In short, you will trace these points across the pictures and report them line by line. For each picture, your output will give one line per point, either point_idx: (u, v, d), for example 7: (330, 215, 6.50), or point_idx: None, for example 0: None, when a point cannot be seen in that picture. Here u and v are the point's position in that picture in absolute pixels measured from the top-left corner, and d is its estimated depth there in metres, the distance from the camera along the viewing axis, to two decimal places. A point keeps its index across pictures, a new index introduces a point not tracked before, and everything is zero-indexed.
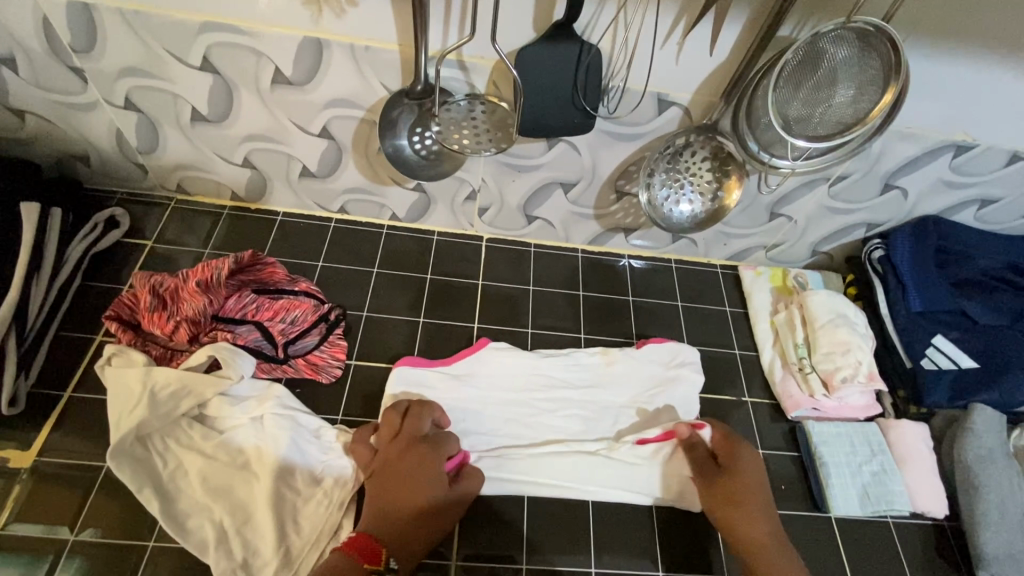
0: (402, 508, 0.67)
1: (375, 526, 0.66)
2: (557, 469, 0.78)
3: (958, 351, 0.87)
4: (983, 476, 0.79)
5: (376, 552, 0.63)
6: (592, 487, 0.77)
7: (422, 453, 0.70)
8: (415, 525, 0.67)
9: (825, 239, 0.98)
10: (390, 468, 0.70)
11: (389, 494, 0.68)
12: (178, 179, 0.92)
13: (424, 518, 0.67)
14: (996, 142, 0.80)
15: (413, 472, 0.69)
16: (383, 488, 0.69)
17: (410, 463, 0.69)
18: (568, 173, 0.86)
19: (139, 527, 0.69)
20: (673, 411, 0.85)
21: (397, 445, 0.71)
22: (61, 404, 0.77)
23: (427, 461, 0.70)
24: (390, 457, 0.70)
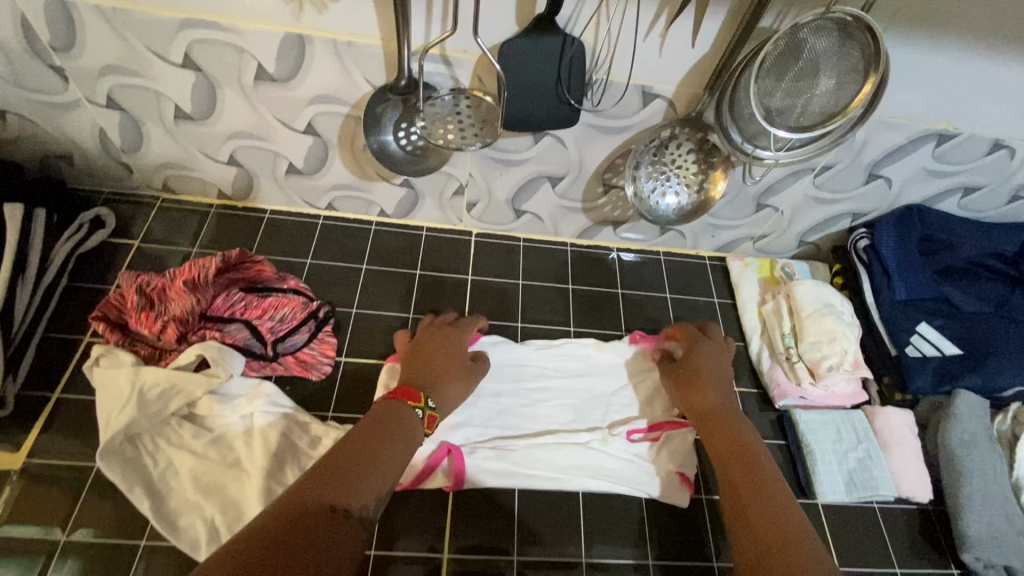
0: (433, 372, 0.73)
1: (411, 382, 0.71)
2: (547, 461, 0.79)
3: (942, 338, 0.88)
4: (967, 460, 0.80)
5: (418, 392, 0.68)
6: (583, 479, 0.78)
7: (452, 335, 0.79)
8: (444, 388, 0.73)
9: (811, 229, 0.99)
10: (421, 346, 0.77)
11: (420, 362, 0.74)
12: (164, 178, 0.92)
13: (449, 382, 0.74)
14: (978, 131, 0.81)
15: (442, 348, 0.77)
16: (415, 358, 0.75)
17: (438, 339, 0.78)
18: (555, 166, 0.87)
19: (130, 526, 0.70)
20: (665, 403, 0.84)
21: (429, 332, 0.79)
22: (49, 405, 0.76)
23: (453, 338, 0.79)
24: (423, 338, 0.78)
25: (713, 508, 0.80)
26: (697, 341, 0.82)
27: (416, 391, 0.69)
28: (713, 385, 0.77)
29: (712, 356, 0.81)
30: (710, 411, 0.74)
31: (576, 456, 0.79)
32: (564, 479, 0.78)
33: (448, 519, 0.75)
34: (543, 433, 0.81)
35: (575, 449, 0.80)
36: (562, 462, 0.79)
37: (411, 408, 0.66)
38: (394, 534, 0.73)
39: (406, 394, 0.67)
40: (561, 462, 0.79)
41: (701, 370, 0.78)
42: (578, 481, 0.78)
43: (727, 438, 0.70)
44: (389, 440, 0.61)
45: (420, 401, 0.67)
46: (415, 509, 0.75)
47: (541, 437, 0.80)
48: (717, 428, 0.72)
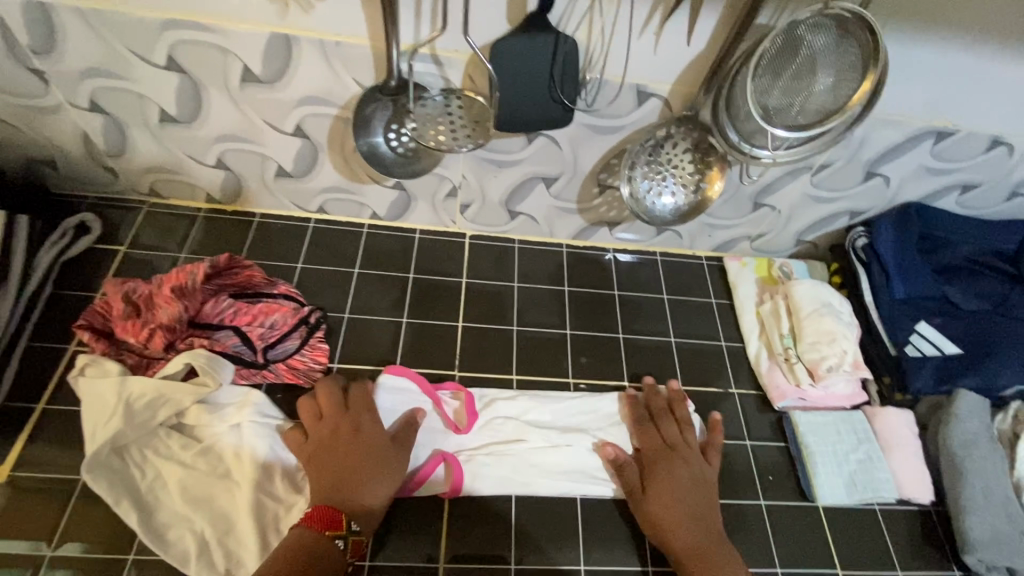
0: (355, 483, 0.67)
1: (328, 502, 0.66)
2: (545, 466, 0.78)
3: (942, 337, 0.88)
4: (968, 461, 0.79)
5: (337, 519, 0.64)
6: (581, 485, 0.77)
7: (370, 430, 0.72)
8: (365, 495, 0.67)
9: (808, 228, 0.98)
10: (336, 451, 0.69)
11: (336, 472, 0.68)
12: (151, 182, 0.90)
13: (374, 485, 0.68)
14: (976, 128, 0.80)
15: (362, 462, 0.69)
16: (330, 472, 0.68)
17: (355, 445, 0.70)
18: (549, 167, 0.85)
19: (118, 540, 0.68)
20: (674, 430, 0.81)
21: (338, 436, 0.71)
22: (34, 416, 0.74)
23: (375, 433, 0.72)
24: (330, 442, 0.70)
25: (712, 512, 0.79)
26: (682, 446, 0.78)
27: (335, 513, 0.64)
28: (674, 486, 0.73)
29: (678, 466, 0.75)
30: (668, 530, 0.70)
31: (573, 461, 0.78)
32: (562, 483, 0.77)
33: (444, 528, 0.74)
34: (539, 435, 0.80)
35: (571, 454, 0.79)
36: (559, 466, 0.78)
37: (329, 542, 0.62)
38: (388, 542, 0.72)
39: (325, 524, 0.63)
40: (558, 467, 0.78)
41: (671, 476, 0.74)
42: (576, 486, 0.77)
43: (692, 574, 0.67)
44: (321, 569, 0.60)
45: (340, 530, 0.63)
46: (409, 516, 0.74)
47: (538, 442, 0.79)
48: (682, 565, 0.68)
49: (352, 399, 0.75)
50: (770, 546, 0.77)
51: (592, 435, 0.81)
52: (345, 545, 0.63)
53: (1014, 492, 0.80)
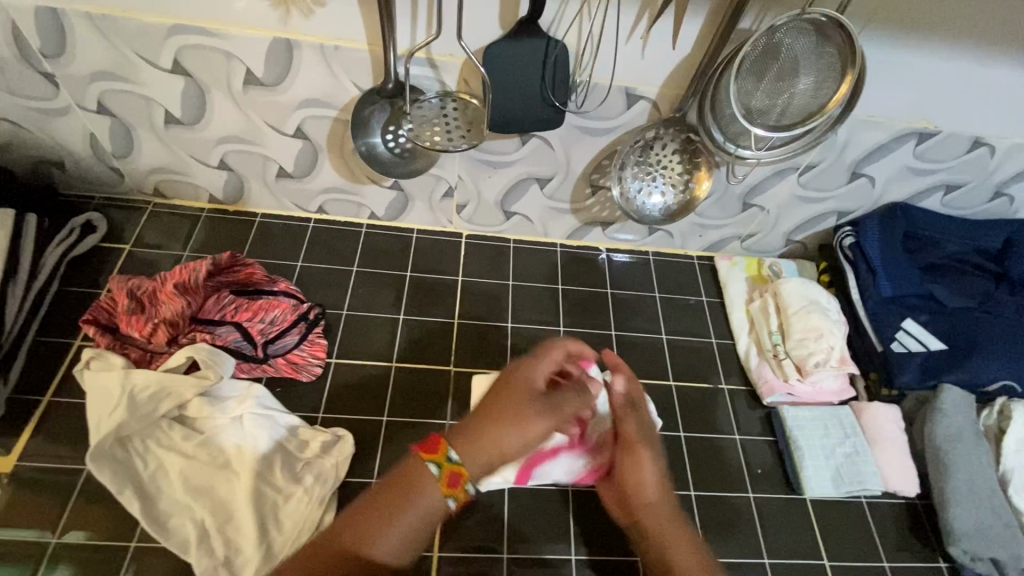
0: (504, 418, 0.59)
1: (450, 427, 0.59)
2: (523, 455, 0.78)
3: (927, 334, 0.89)
4: (952, 454, 0.81)
5: (435, 448, 0.57)
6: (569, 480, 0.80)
7: (533, 382, 0.63)
8: (501, 433, 0.58)
9: (797, 228, 1.00)
10: (503, 391, 0.61)
11: (487, 405, 0.60)
12: (155, 183, 0.92)
13: (517, 429, 0.59)
14: (957, 129, 0.82)
15: (519, 406, 0.60)
16: (485, 404, 0.60)
17: (516, 387, 0.61)
18: (542, 168, 0.88)
19: (121, 528, 0.70)
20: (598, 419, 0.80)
21: (514, 383, 0.62)
22: (40, 409, 0.77)
23: (528, 394, 0.61)
24: (510, 383, 0.62)
25: (701, 505, 0.80)
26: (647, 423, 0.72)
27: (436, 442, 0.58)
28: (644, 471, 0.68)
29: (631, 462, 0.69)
30: (649, 507, 0.66)
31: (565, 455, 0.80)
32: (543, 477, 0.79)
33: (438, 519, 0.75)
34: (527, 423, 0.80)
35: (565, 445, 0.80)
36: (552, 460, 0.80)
37: (420, 467, 0.56)
38: None
39: (425, 447, 0.57)
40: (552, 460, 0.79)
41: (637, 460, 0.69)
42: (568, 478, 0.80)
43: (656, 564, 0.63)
44: (384, 500, 0.55)
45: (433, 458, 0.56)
46: None
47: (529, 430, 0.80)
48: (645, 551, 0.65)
49: (567, 349, 0.67)
50: (758, 537, 0.79)
51: None
52: (439, 474, 0.56)
53: (998, 486, 0.81)
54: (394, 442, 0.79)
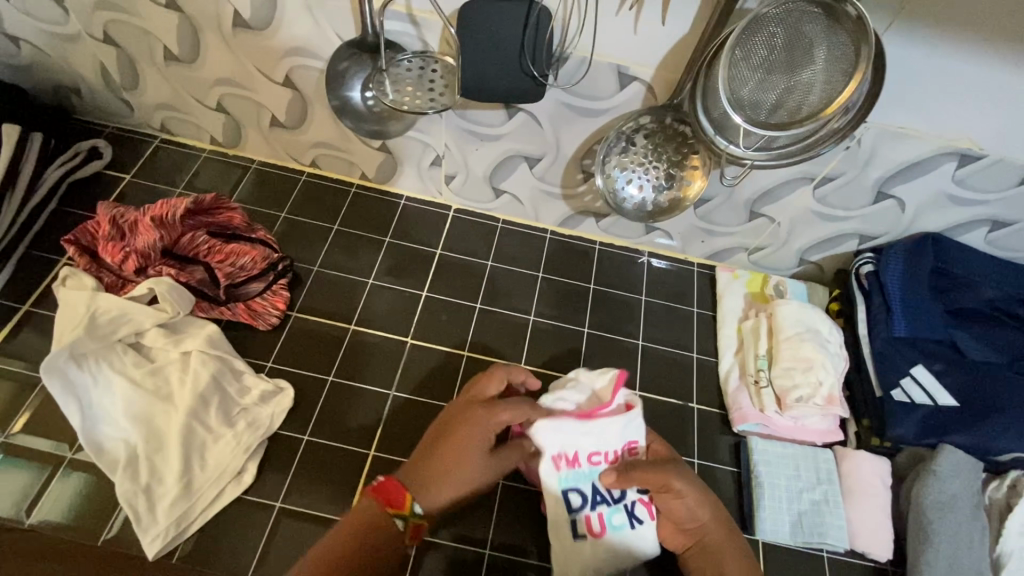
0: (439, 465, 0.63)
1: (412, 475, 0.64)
2: (565, 501, 0.66)
3: (938, 386, 0.79)
4: (938, 523, 0.71)
5: (401, 501, 0.62)
6: (598, 555, 0.66)
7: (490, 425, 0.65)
8: (442, 479, 0.63)
9: (813, 247, 0.90)
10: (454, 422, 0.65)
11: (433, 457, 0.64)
12: (162, 119, 0.95)
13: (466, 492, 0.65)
14: (1007, 154, 0.70)
15: (474, 462, 0.64)
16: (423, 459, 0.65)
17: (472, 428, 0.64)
18: (531, 146, 0.83)
19: (62, 440, 0.72)
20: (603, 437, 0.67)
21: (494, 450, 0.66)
22: (16, 316, 0.80)
23: (487, 426, 0.64)
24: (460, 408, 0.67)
25: None
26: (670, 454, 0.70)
27: (401, 495, 0.62)
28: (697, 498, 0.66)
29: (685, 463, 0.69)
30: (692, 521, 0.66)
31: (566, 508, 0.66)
32: (585, 533, 0.66)
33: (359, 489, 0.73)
34: (562, 462, 0.66)
35: (571, 495, 0.66)
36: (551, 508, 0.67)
37: (388, 521, 0.61)
38: (300, 492, 0.72)
39: (389, 500, 0.62)
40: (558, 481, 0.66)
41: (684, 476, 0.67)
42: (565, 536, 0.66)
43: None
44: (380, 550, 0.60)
45: (401, 510, 0.62)
46: (328, 469, 0.74)
47: (553, 471, 0.66)
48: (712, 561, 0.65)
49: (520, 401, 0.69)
50: None
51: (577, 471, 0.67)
52: (404, 527, 0.62)
53: (986, 570, 0.71)
54: (335, 403, 0.79)
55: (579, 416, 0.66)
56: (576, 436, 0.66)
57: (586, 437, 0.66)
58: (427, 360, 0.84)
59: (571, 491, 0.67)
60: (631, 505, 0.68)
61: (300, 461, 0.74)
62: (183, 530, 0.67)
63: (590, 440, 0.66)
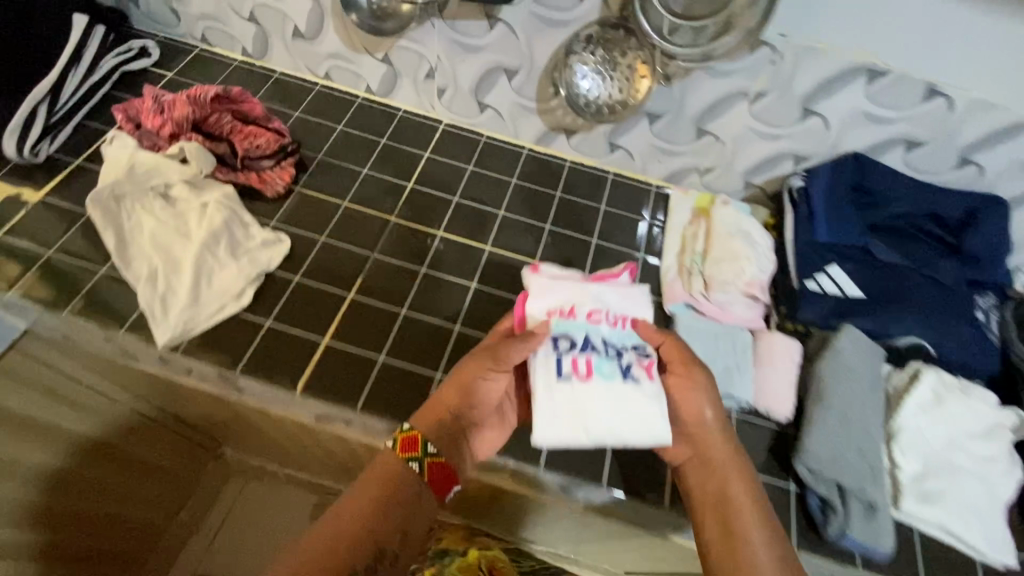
0: (453, 401, 0.69)
1: (425, 419, 0.68)
2: (552, 347, 0.67)
3: (848, 280, 0.89)
4: (834, 388, 0.81)
5: (415, 442, 0.66)
6: (583, 399, 0.65)
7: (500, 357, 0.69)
8: (448, 410, 0.69)
9: (756, 169, 1.01)
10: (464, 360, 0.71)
11: (446, 393, 0.69)
12: (204, 30, 1.12)
13: (473, 431, 0.72)
14: (908, 70, 0.82)
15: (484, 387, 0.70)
16: (435, 401, 0.70)
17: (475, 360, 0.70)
18: (509, 57, 0.97)
19: (98, 259, 0.87)
20: (606, 300, 0.71)
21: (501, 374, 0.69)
22: (71, 168, 0.95)
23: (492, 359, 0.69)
24: (475, 355, 0.71)
25: None
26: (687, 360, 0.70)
27: (413, 438, 0.67)
28: (711, 407, 0.70)
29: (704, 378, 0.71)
30: (696, 429, 0.70)
31: (553, 349, 0.67)
32: (568, 377, 0.66)
33: (334, 320, 0.86)
34: (556, 308, 0.69)
35: (561, 339, 0.68)
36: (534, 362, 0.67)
37: (405, 464, 0.66)
38: (286, 318, 0.85)
39: (405, 445, 0.67)
40: (555, 333, 0.68)
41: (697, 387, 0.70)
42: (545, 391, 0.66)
43: (739, 496, 0.66)
44: (400, 488, 0.65)
45: (414, 452, 0.66)
46: (310, 305, 0.86)
47: (546, 321, 0.69)
48: (706, 477, 0.69)
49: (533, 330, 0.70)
50: None
51: (573, 322, 0.69)
52: (421, 469, 0.66)
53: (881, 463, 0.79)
54: (323, 257, 0.92)
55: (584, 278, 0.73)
56: (579, 290, 0.71)
57: (588, 294, 0.71)
58: (405, 236, 0.97)
59: (562, 336, 0.68)
60: (627, 367, 0.67)
61: (288, 296, 0.87)
62: (188, 330, 0.81)
63: (592, 296, 0.71)
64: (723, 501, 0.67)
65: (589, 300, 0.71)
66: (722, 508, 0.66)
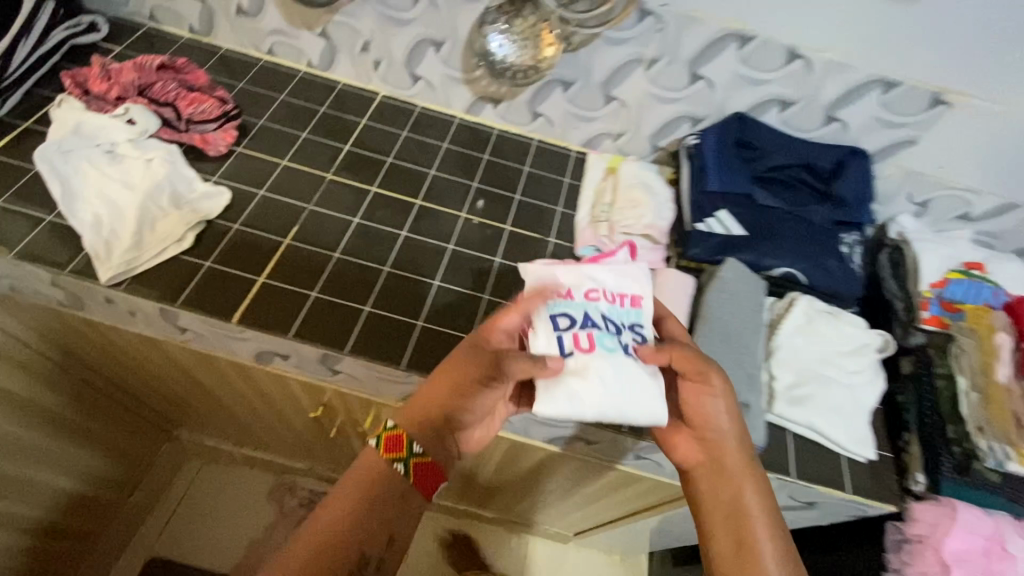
0: (444, 405, 0.73)
1: (411, 421, 0.73)
2: (551, 323, 0.70)
3: (732, 221, 1.01)
4: (717, 310, 0.92)
5: (397, 444, 0.72)
6: (586, 371, 0.67)
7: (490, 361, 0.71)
8: (435, 410, 0.73)
9: (659, 132, 1.13)
10: (450, 363, 0.73)
11: (436, 395, 0.73)
12: (151, 8, 1.19)
13: (465, 431, 0.76)
14: (772, 36, 0.95)
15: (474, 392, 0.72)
16: (419, 399, 0.74)
17: (462, 362, 0.72)
18: (434, 30, 1.07)
19: (44, 208, 0.93)
20: (608, 278, 0.75)
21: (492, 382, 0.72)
22: (18, 129, 1.01)
23: (483, 364, 0.71)
24: (466, 359, 0.72)
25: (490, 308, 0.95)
26: (703, 372, 0.72)
27: (397, 440, 0.72)
28: (726, 415, 0.74)
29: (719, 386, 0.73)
30: (708, 434, 0.74)
31: (551, 327, 0.70)
32: (570, 351, 0.68)
33: (272, 260, 0.93)
34: (554, 290, 0.72)
35: (559, 317, 0.70)
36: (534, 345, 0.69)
37: (388, 463, 0.72)
38: (226, 259, 0.92)
39: (388, 445, 0.72)
40: (554, 313, 0.70)
41: (713, 395, 0.73)
42: (550, 380, 0.67)
43: (751, 503, 0.71)
44: (386, 485, 0.72)
45: (397, 453, 0.72)
46: (249, 248, 0.94)
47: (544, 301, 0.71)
48: (720, 482, 0.73)
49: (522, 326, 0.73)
50: None
51: (574, 301, 0.71)
52: (406, 470, 0.71)
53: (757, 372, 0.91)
54: (263, 208, 1.00)
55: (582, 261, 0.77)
56: (574, 273, 0.74)
57: (585, 275, 0.74)
58: (341, 191, 1.05)
59: (560, 315, 0.70)
60: (626, 344, 0.70)
61: (228, 240, 0.94)
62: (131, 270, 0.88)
63: (593, 276, 0.74)
64: (731, 506, 0.72)
65: (590, 277, 0.74)
66: (738, 518, 0.70)
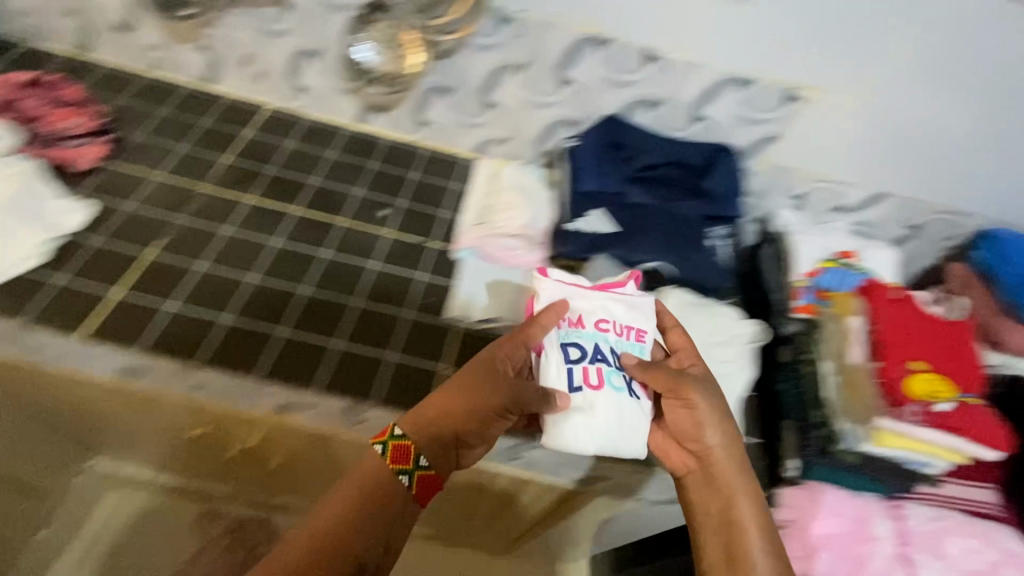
0: (461, 427, 0.72)
1: (421, 432, 0.70)
2: (562, 354, 0.78)
3: (604, 219, 1.03)
4: None
5: (405, 453, 0.68)
6: (597, 405, 0.75)
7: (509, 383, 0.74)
8: (444, 427, 0.71)
9: (540, 136, 1.14)
10: (473, 385, 0.73)
11: (445, 416, 0.71)
12: (24, 26, 1.17)
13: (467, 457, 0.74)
14: (626, 38, 1.00)
15: (494, 418, 0.73)
16: (427, 415, 0.71)
17: (480, 381, 0.73)
18: (309, 41, 1.09)
19: None
20: (620, 305, 0.83)
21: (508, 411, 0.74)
22: None
23: (498, 388, 0.73)
24: (475, 375, 0.74)
25: (360, 313, 0.93)
26: (690, 387, 0.77)
27: (404, 448, 0.68)
28: (717, 427, 0.76)
29: (708, 400, 0.77)
30: (695, 445, 0.77)
31: (562, 357, 0.78)
32: (581, 386, 0.76)
33: (136, 272, 0.92)
34: (564, 321, 0.80)
35: (569, 347, 0.78)
36: (546, 376, 0.76)
37: (393, 475, 0.67)
38: (88, 273, 0.90)
39: (394, 456, 0.68)
40: (565, 344, 0.79)
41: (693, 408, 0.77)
42: (558, 413, 0.75)
43: (743, 511, 0.73)
44: (388, 495, 0.67)
45: (404, 463, 0.68)
46: (113, 261, 0.92)
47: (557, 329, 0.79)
48: (707, 490, 0.76)
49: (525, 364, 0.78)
50: (393, 342, 0.90)
51: (588, 334, 0.80)
52: (410, 482, 0.68)
53: None
54: (131, 221, 0.98)
55: (596, 287, 0.85)
56: (588, 303, 0.83)
57: (600, 304, 0.82)
58: (216, 201, 1.04)
59: (569, 345, 0.79)
60: (630, 379, 0.79)
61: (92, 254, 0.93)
62: None
63: (608, 304, 0.83)
64: (720, 512, 0.74)
65: (601, 305, 0.83)
66: (727, 525, 0.73)
